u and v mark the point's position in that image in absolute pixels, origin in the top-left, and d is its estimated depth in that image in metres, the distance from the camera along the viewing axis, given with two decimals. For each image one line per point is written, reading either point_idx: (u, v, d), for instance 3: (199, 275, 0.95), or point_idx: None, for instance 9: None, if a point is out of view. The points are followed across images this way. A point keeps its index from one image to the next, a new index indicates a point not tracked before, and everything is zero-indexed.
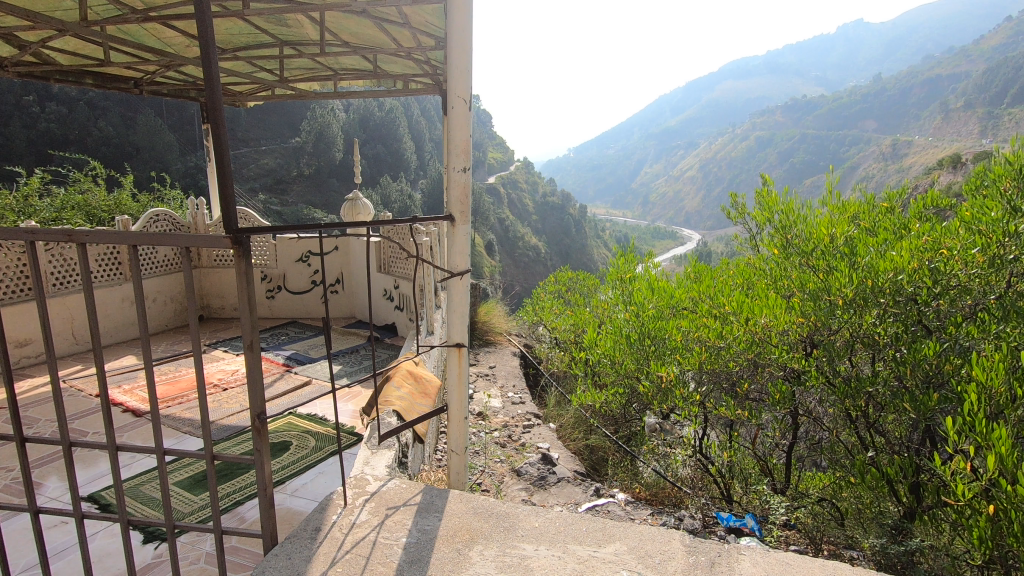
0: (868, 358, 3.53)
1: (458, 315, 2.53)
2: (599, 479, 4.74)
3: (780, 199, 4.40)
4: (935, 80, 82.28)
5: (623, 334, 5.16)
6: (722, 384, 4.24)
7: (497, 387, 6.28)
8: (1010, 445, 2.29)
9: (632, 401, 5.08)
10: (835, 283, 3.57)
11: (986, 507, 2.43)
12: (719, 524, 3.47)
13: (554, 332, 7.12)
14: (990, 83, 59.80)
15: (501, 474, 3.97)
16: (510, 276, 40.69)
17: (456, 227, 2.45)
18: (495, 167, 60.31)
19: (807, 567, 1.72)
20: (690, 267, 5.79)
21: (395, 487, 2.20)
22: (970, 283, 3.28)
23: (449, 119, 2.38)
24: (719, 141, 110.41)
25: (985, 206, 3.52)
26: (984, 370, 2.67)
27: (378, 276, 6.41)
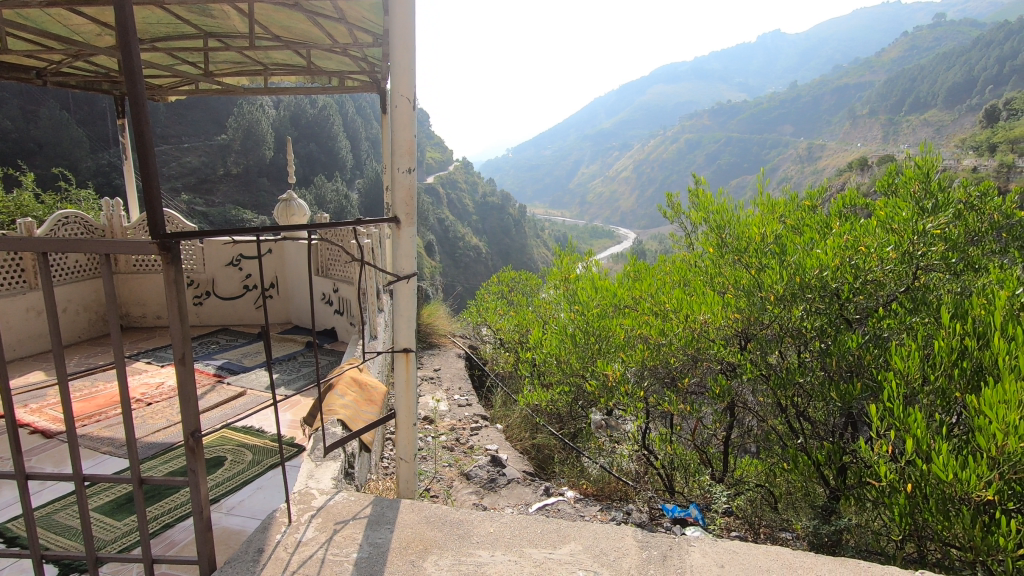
0: (795, 350, 3.76)
1: (404, 319, 2.46)
2: (546, 478, 4.74)
3: (713, 199, 4.58)
4: (844, 90, 88.99)
5: (567, 332, 5.18)
6: (662, 378, 4.37)
7: (442, 390, 6.17)
8: (923, 428, 2.52)
9: (577, 399, 5.11)
10: (767, 280, 3.76)
11: (904, 487, 2.64)
12: (664, 515, 3.57)
13: (499, 333, 7.14)
14: (891, 92, 65.27)
15: (450, 478, 3.91)
16: (451, 277, 40.40)
17: (402, 229, 2.38)
18: (433, 167, 59.93)
19: (753, 554, 1.77)
20: (629, 265, 5.98)
21: (344, 500, 2.12)
22: (884, 278, 3.56)
23: (392, 119, 2.32)
24: (652, 143, 114.48)
25: (897, 206, 3.84)
26: (901, 359, 2.90)
27: (318, 279, 6.17)
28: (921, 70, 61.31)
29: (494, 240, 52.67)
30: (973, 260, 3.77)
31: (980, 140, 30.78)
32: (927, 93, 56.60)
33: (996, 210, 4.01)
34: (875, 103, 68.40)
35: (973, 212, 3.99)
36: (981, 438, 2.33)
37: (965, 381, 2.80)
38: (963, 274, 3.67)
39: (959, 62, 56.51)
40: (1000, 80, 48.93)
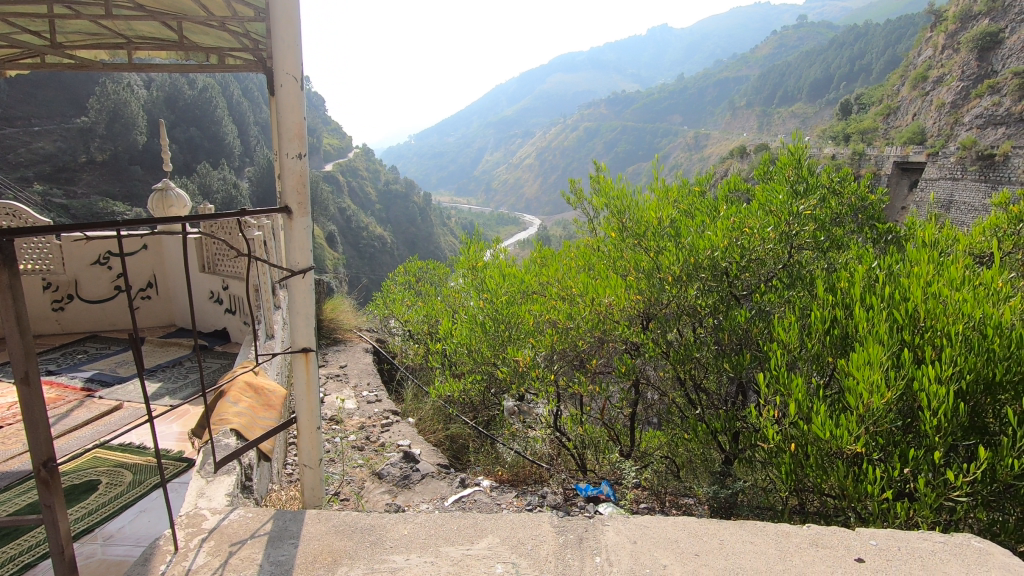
0: (690, 326, 4.00)
1: (301, 317, 2.27)
2: (462, 468, 4.70)
3: (613, 185, 4.70)
4: (724, 83, 96.29)
5: (477, 321, 5.10)
6: (571, 361, 4.43)
7: (350, 387, 5.91)
8: (802, 392, 2.76)
9: (489, 387, 5.09)
10: (664, 262, 3.94)
11: (788, 447, 2.87)
12: (578, 495, 3.54)
13: (408, 325, 6.94)
14: (764, 86, 71.55)
15: (360, 479, 3.76)
16: (356, 268, 39.01)
17: (294, 220, 2.19)
18: (332, 153, 57.26)
19: (663, 528, 1.83)
20: (537, 251, 6.02)
21: (239, 518, 1.93)
22: (766, 256, 3.86)
23: (277, 100, 2.12)
24: (554, 131, 117.06)
25: (775, 190, 4.18)
26: (782, 331, 3.17)
27: (204, 277, 5.64)
28: (789, 67, 67.82)
29: (399, 230, 51.44)
30: (838, 239, 4.20)
31: (838, 131, 34.74)
32: (793, 88, 62.68)
33: (854, 194, 4.46)
34: (751, 96, 74.69)
35: (836, 195, 4.44)
36: (849, 398, 2.59)
37: (834, 347, 3.10)
38: (830, 250, 4.07)
39: (819, 61, 63.14)
40: (851, 78, 55.27)
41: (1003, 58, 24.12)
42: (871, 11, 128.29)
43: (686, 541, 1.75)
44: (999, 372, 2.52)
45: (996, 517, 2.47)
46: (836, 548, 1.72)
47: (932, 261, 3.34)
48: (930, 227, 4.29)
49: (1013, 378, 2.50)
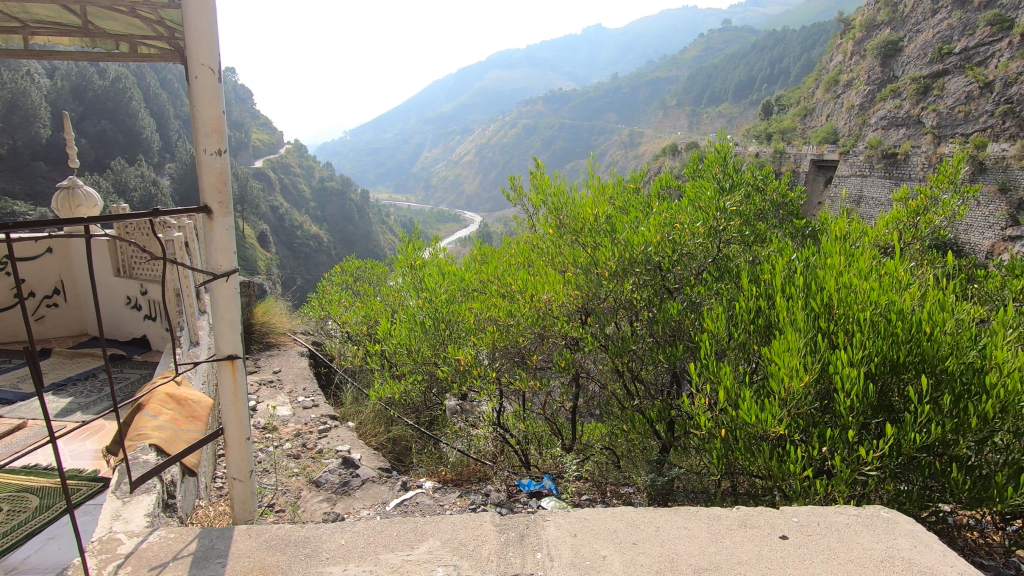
0: (627, 319, 4.11)
1: (226, 323, 2.15)
2: (404, 470, 4.64)
3: (550, 182, 4.74)
4: (656, 83, 99.65)
5: (417, 320, 4.98)
6: (512, 358, 4.41)
7: (284, 393, 5.67)
8: (730, 380, 2.89)
9: (431, 387, 4.99)
10: (601, 258, 4.02)
11: (719, 433, 2.99)
12: (522, 491, 3.56)
13: (345, 326, 6.73)
14: (693, 87, 74.68)
15: (297, 489, 3.62)
16: (290, 269, 37.57)
17: (215, 220, 2.06)
18: (261, 149, 54.77)
19: (604, 520, 1.86)
20: (476, 249, 5.97)
21: (159, 540, 1.80)
22: (696, 250, 4.01)
23: (192, 91, 1.98)
24: (492, 128, 117.16)
25: (703, 187, 4.36)
26: (712, 322, 3.30)
27: (119, 281, 5.24)
28: (715, 69, 71.12)
29: (336, 228, 49.95)
30: (760, 234, 4.43)
31: (760, 131, 36.78)
32: (720, 89, 65.65)
33: (775, 191, 4.72)
34: (681, 96, 77.79)
35: (759, 192, 4.69)
36: (773, 383, 2.73)
37: (759, 336, 3.27)
38: (754, 244, 4.29)
39: (742, 64, 66.55)
40: (772, 80, 58.51)
41: (902, 64, 26.25)
42: (788, 17, 136.24)
43: (624, 531, 1.79)
44: (902, 353, 2.74)
45: (903, 488, 2.68)
46: (763, 527, 1.81)
47: (843, 253, 3.59)
48: (842, 221, 4.61)
49: (914, 359, 2.72)
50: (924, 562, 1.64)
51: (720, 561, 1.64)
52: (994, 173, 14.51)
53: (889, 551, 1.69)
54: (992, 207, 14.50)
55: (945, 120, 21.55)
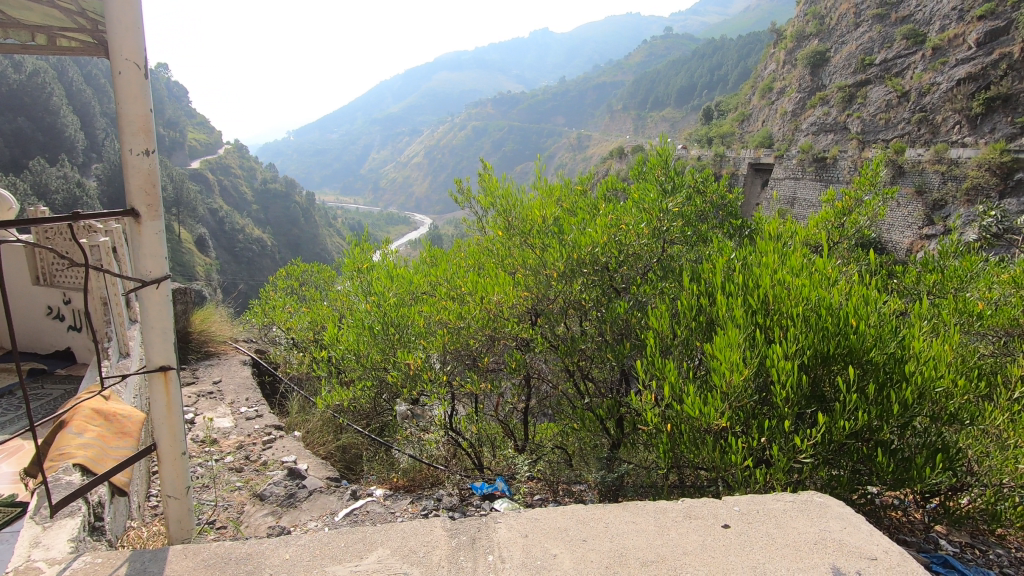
0: (576, 319, 4.17)
1: (157, 332, 2.04)
2: (355, 478, 4.53)
3: (498, 184, 4.74)
4: (603, 87, 101.80)
5: (365, 325, 4.76)
6: (463, 360, 4.37)
7: (225, 404, 5.42)
8: (674, 376, 2.99)
9: (381, 393, 4.78)
10: (549, 258, 4.05)
11: (665, 427, 3.07)
12: (474, 494, 3.54)
13: (290, 332, 6.49)
14: (638, 91, 76.72)
15: (239, 503, 3.47)
16: (232, 274, 36.03)
17: (143, 224, 1.95)
18: (198, 149, 52.34)
19: (555, 519, 1.88)
20: (425, 251, 5.89)
21: (85, 566, 1.68)
22: (642, 251, 4.11)
23: (115, 88, 1.86)
24: (442, 130, 116.49)
25: (647, 189, 4.48)
26: (657, 320, 3.40)
27: (38, 291, 4.88)
28: (659, 74, 73.36)
29: (280, 231, 48.32)
30: (701, 234, 4.60)
31: (702, 135, 38.20)
32: (663, 94, 67.72)
33: (715, 193, 4.91)
34: (626, 100, 79.75)
35: (700, 194, 4.88)
36: (715, 378, 2.83)
37: (701, 332, 3.39)
38: (696, 244, 4.45)
39: (684, 70, 68.93)
40: (711, 86, 60.85)
41: (830, 73, 27.86)
42: (725, 26, 142.11)
43: (573, 529, 1.81)
44: (832, 346, 2.91)
45: (835, 473, 2.84)
46: (706, 517, 1.87)
47: (777, 252, 3.78)
48: (777, 222, 4.85)
49: (842, 351, 2.90)
50: (853, 542, 1.74)
51: (666, 553, 1.68)
52: (912, 176, 15.61)
53: (822, 533, 1.79)
54: (911, 207, 15.59)
55: (868, 127, 23.04)
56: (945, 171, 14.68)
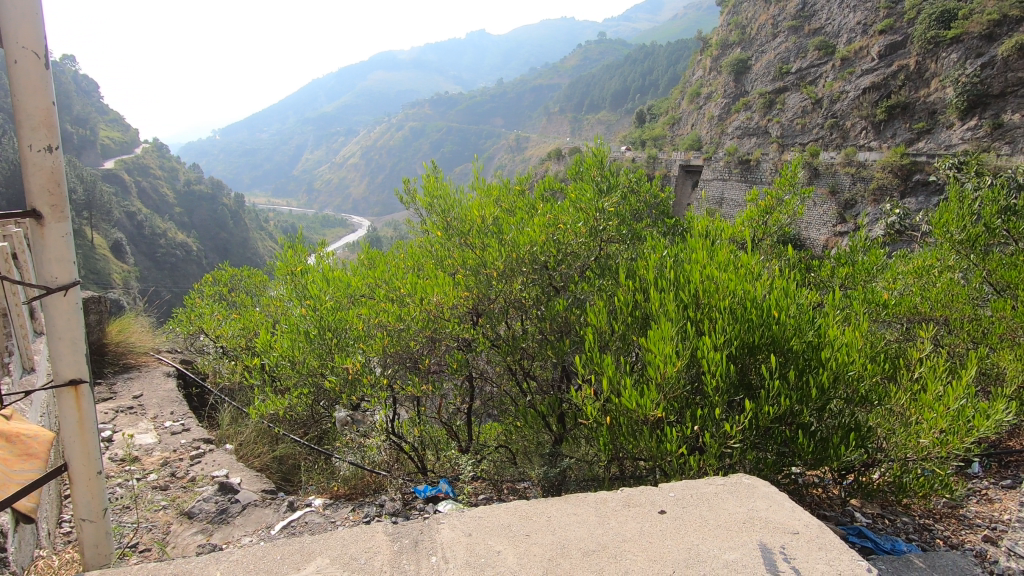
0: (518, 318, 4.20)
1: (66, 342, 1.88)
2: (293, 490, 4.36)
3: (437, 184, 4.69)
4: (540, 90, 103.34)
5: (300, 330, 4.55)
6: (405, 363, 4.26)
7: (148, 419, 5.08)
8: (612, 370, 3.06)
9: (319, 399, 4.59)
10: (489, 258, 4.06)
11: (605, 420, 3.15)
12: (417, 498, 3.48)
13: (219, 340, 6.13)
14: (574, 94, 78.33)
15: (165, 523, 3.25)
16: (153, 281, 33.79)
17: (46, 227, 1.79)
18: (112, 148, 48.74)
19: (497, 516, 1.89)
20: (363, 253, 5.73)
21: None
22: (579, 249, 4.21)
23: (11, 78, 1.70)
24: (378, 130, 114.32)
25: (583, 189, 4.58)
26: (595, 317, 3.48)
27: None
28: (593, 78, 75.20)
29: (207, 235, 45.81)
30: (637, 232, 4.76)
31: (635, 137, 39.48)
32: (598, 98, 69.48)
33: (649, 192, 5.10)
34: (562, 102, 81.21)
35: (635, 193, 5.04)
36: (651, 370, 2.93)
37: (637, 327, 3.50)
38: (632, 243, 4.58)
39: (617, 74, 71.05)
40: (643, 91, 62.98)
41: (751, 80, 29.50)
42: (654, 33, 147.50)
43: (516, 525, 1.83)
44: (757, 337, 3.09)
45: (761, 456, 3.00)
46: (644, 504, 1.94)
47: (706, 249, 3.96)
48: (706, 221, 5.08)
49: (766, 341, 3.09)
50: (778, 518, 1.86)
51: (607, 541, 1.73)
52: (826, 177, 16.76)
53: (751, 512, 1.89)
54: (826, 207, 16.74)
55: (787, 131, 24.59)
56: (854, 173, 15.88)
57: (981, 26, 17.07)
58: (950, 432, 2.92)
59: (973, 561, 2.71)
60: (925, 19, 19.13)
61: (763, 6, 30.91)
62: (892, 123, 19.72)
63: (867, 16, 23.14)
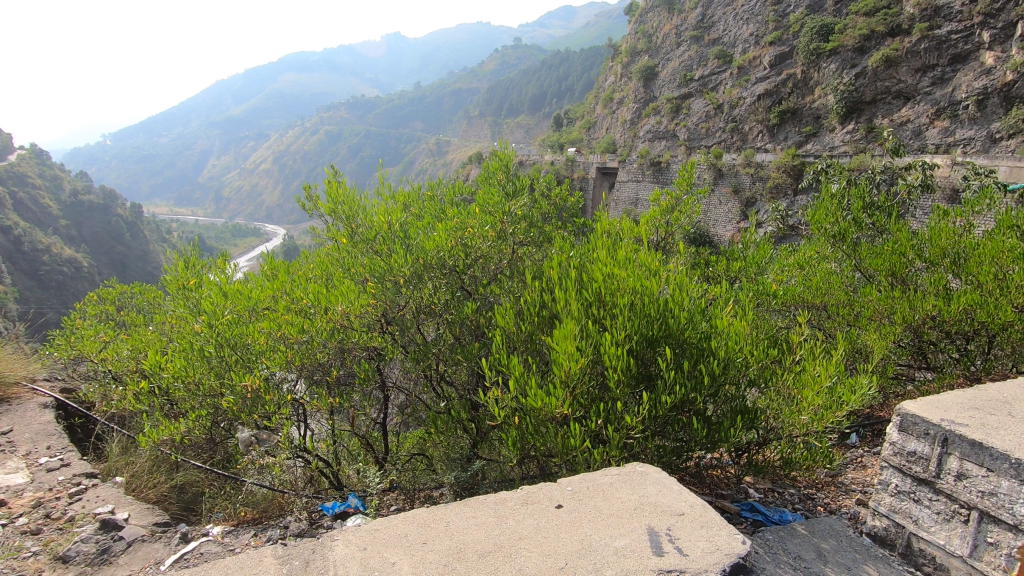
0: (431, 324, 4.17)
1: None
2: (194, 520, 4.07)
3: (341, 190, 4.54)
4: (459, 95, 103.41)
5: (195, 347, 4.24)
6: (313, 376, 4.10)
7: (19, 456, 4.56)
8: (520, 370, 3.09)
9: (218, 421, 4.30)
10: (395, 264, 3.98)
11: (514, 419, 3.18)
12: (325, 515, 3.35)
13: (103, 364, 5.59)
14: (493, 98, 78.91)
15: (36, 570, 2.91)
16: (35, 301, 30.37)
17: None
18: None
19: (394, 526, 1.86)
20: (266, 264, 5.44)
21: None
22: (489, 253, 4.25)
23: None
24: (292, 134, 109.59)
25: (491, 193, 4.63)
26: (503, 319, 3.52)
27: None
28: (511, 83, 76.24)
29: (99, 249, 41.83)
30: (546, 234, 4.88)
31: (553, 141, 40.48)
32: (516, 102, 70.54)
33: (560, 196, 5.23)
34: (482, 106, 81.66)
35: (545, 197, 5.17)
36: (556, 368, 2.98)
37: (543, 327, 3.57)
38: (542, 245, 4.69)
39: (535, 79, 72.46)
40: (561, 95, 64.71)
41: (658, 87, 31.08)
42: (568, 39, 151.73)
43: (414, 533, 1.80)
44: (655, 330, 3.25)
45: (662, 443, 3.16)
46: (542, 501, 1.98)
47: (608, 249, 4.10)
48: (612, 221, 5.27)
49: (663, 333, 3.26)
50: (665, 501, 1.96)
51: (503, 540, 1.74)
52: (729, 177, 17.96)
53: (641, 498, 1.98)
54: (729, 205, 17.94)
55: (693, 135, 26.15)
56: (754, 173, 17.11)
57: (854, 39, 18.93)
58: (826, 407, 3.18)
59: (846, 523, 2.99)
60: (806, 32, 20.81)
61: (667, 17, 32.68)
62: (783, 127, 21.46)
63: (758, 28, 25.04)
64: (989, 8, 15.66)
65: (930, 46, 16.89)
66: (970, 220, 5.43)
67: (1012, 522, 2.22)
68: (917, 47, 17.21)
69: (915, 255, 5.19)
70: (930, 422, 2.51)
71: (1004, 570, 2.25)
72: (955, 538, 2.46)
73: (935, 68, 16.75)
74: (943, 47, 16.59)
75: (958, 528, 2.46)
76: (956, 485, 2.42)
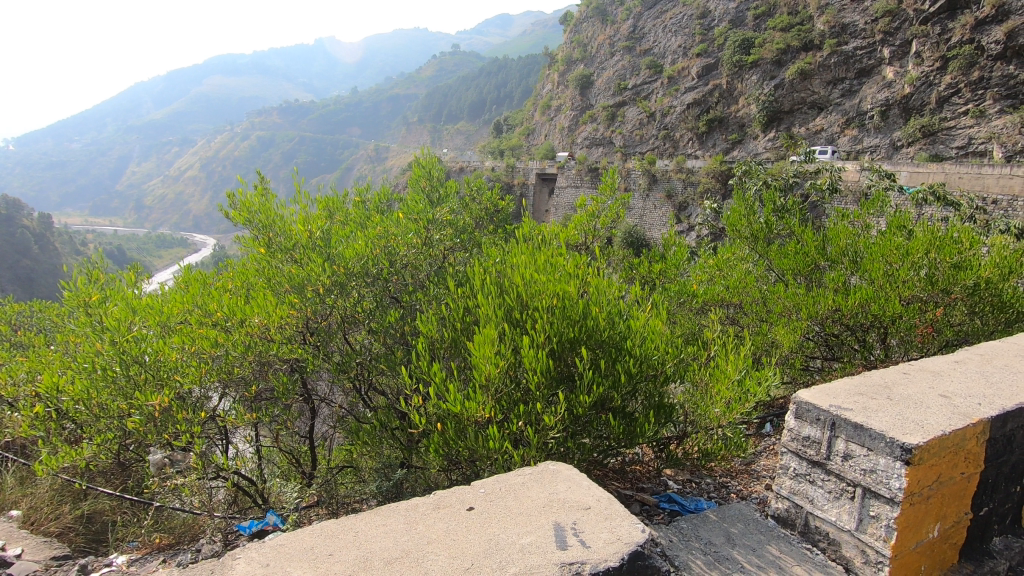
0: (356, 332, 4.12)
1: None
2: (101, 551, 3.80)
3: (258, 199, 4.40)
4: (398, 100, 102.31)
5: (97, 368, 3.94)
6: (232, 390, 3.93)
7: None
8: (440, 377, 3.09)
9: (125, 445, 4.01)
10: (313, 272, 3.90)
11: (436, 425, 3.17)
12: (241, 535, 3.23)
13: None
14: (431, 103, 78.53)
15: None
16: None
17: None
18: None
19: (299, 539, 1.83)
20: (180, 275, 5.16)
21: None
22: (413, 260, 4.28)
23: None
24: (220, 139, 104.62)
25: (414, 201, 4.63)
26: (426, 327, 3.53)
27: None
28: (450, 89, 76.26)
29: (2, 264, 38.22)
30: (475, 240, 4.93)
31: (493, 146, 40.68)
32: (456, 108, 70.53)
33: (488, 202, 5.31)
34: (421, 111, 81.11)
35: (475, 203, 5.24)
36: (476, 372, 3.01)
37: (464, 332, 3.59)
38: (469, 250, 4.74)
39: (473, 84, 72.75)
40: (500, 102, 65.25)
41: (594, 95, 31.89)
42: (506, 46, 153.78)
43: (321, 545, 1.78)
44: (574, 331, 3.35)
45: (583, 441, 3.24)
46: (453, 505, 2.00)
47: (531, 253, 4.19)
48: (541, 227, 5.40)
49: (582, 335, 3.37)
50: (572, 497, 2.03)
51: (411, 546, 1.75)
52: (662, 183, 18.67)
53: (551, 495, 2.04)
54: (663, 209, 18.68)
55: (628, 141, 27.00)
56: (685, 179, 17.89)
57: (772, 53, 20.15)
58: (736, 399, 3.37)
59: (754, 508, 3.18)
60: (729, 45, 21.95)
61: (601, 27, 33.62)
62: (711, 134, 22.54)
63: (686, 40, 26.16)
64: (888, 26, 17.10)
65: (839, 60, 18.29)
66: (866, 220, 5.89)
67: (889, 496, 2.43)
68: (828, 61, 18.58)
69: (819, 255, 5.60)
70: (822, 409, 2.71)
71: (885, 540, 2.47)
72: (845, 514, 2.68)
73: (844, 81, 18.13)
74: (850, 62, 18.03)
75: (846, 505, 2.67)
76: (843, 465, 2.63)
